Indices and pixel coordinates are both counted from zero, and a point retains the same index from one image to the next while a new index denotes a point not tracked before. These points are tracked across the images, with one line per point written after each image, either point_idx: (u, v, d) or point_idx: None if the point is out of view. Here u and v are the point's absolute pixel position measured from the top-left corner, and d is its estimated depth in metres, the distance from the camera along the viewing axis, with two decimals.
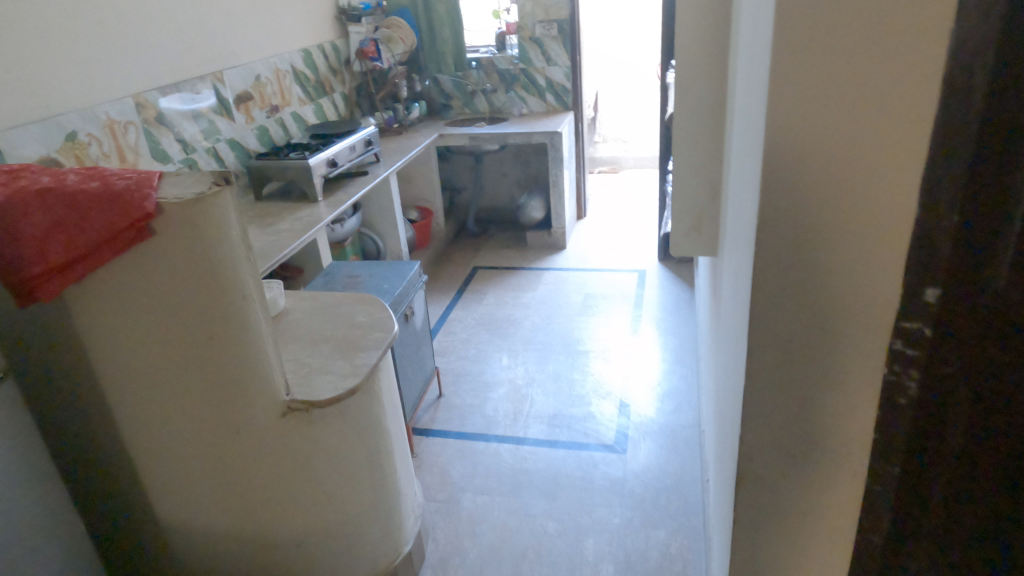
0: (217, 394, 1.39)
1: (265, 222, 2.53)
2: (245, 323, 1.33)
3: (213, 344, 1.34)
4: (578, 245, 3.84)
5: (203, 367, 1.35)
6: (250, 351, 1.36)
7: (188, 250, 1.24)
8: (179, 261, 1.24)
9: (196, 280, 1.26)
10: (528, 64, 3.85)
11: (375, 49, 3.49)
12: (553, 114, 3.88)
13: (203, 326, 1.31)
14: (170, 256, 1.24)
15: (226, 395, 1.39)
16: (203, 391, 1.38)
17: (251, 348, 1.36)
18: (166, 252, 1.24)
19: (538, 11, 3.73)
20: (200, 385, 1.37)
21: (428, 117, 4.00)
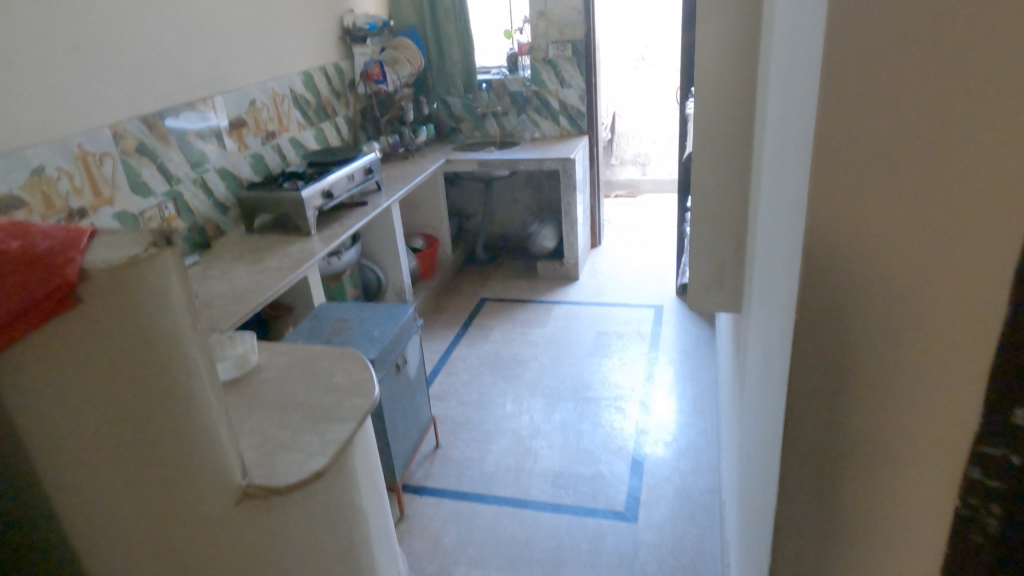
0: (163, 485, 1.17)
1: (252, 258, 2.37)
2: (191, 402, 1.14)
3: (155, 432, 1.13)
4: (592, 276, 3.64)
5: (144, 458, 1.14)
6: (198, 434, 1.17)
7: (117, 324, 1.04)
8: (108, 339, 1.04)
9: (129, 359, 1.06)
10: (540, 87, 3.67)
11: (379, 72, 3.37)
12: (566, 139, 3.69)
13: (141, 412, 1.10)
14: (96, 333, 1.03)
15: (172, 485, 1.18)
16: (141, 482, 1.16)
17: (199, 431, 1.16)
18: (91, 330, 1.03)
19: (551, 32, 3.56)
20: (141, 477, 1.15)
21: (436, 140, 3.84)
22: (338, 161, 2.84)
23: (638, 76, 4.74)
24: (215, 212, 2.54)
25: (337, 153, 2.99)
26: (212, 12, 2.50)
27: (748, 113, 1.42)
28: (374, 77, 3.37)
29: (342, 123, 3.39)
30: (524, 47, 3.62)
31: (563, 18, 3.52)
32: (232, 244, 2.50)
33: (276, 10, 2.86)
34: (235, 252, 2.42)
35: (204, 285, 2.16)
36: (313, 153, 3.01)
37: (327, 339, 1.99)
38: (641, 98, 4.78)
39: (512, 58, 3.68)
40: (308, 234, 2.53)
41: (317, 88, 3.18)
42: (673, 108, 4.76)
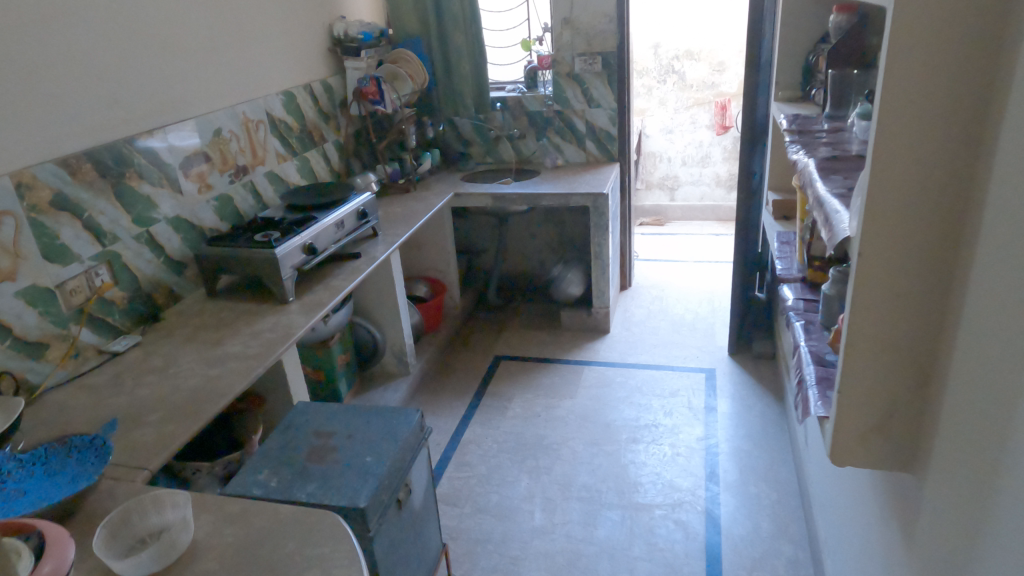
0: None
1: (209, 338, 1.82)
2: None
3: None
4: (625, 329, 3.11)
5: None
6: None
7: None
8: None
9: None
10: (564, 106, 3.15)
11: (375, 89, 2.81)
12: (594, 167, 3.17)
13: None
14: None
15: None
16: None
17: None
18: None
19: (577, 43, 3.03)
20: None
21: (443, 167, 3.31)
22: (325, 201, 2.30)
23: (667, 91, 4.20)
24: (165, 274, 2.00)
25: (324, 191, 2.46)
26: (160, 21, 1.96)
27: (960, 186, 0.89)
28: (370, 95, 2.82)
29: (331, 151, 2.87)
30: (545, 60, 3.08)
31: (592, 27, 2.99)
32: (187, 315, 1.96)
33: (247, 18, 2.33)
34: (189, 328, 1.88)
35: (142, 384, 1.62)
36: (294, 191, 2.48)
37: (302, 468, 1.45)
38: (670, 115, 4.24)
39: (532, 73, 3.15)
40: (285, 301, 1.99)
41: (300, 110, 2.65)
42: (706, 127, 4.22)
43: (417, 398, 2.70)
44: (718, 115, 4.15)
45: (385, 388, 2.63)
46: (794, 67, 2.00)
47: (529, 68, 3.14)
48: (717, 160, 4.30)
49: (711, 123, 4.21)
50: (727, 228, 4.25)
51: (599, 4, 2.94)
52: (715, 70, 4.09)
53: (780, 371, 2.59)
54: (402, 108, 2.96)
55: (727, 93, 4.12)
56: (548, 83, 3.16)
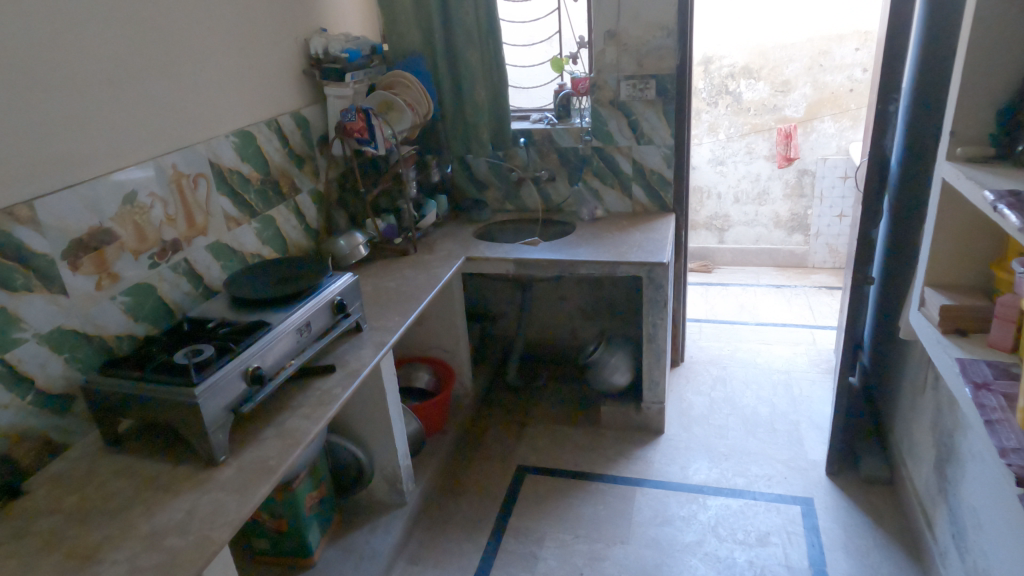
0: None
1: (81, 543, 1.15)
2: None
3: None
4: (683, 427, 2.44)
5: None
6: None
7: None
8: None
9: None
10: (605, 142, 2.49)
11: (362, 125, 2.16)
12: (644, 220, 2.50)
13: None
14: None
15: None
16: None
17: None
18: None
19: (625, 63, 2.36)
20: None
21: (451, 217, 2.64)
22: (288, 295, 1.63)
23: (718, 115, 3.53)
24: (34, 419, 1.34)
25: (290, 275, 1.79)
26: (28, 41, 1.30)
27: None
28: (357, 133, 2.17)
29: (305, 204, 2.21)
30: (582, 83, 2.47)
31: (644, 43, 2.32)
32: (63, 486, 1.29)
33: (178, 34, 1.67)
34: (57, 517, 1.21)
35: None
36: (248, 273, 1.81)
37: None
38: (721, 144, 3.58)
39: (564, 99, 2.53)
40: (213, 463, 1.31)
41: (262, 155, 2.00)
42: (764, 158, 3.55)
43: (415, 538, 2.02)
44: (781, 144, 3.47)
45: (372, 528, 1.95)
46: (982, 111, 1.32)
47: (562, 93, 2.52)
48: (777, 197, 3.63)
49: (770, 152, 3.53)
50: (789, 279, 3.58)
51: (654, 14, 2.27)
52: (778, 91, 3.41)
53: (909, 513, 1.90)
54: (398, 147, 2.30)
55: (791, 118, 3.44)
56: (586, 112, 2.53)
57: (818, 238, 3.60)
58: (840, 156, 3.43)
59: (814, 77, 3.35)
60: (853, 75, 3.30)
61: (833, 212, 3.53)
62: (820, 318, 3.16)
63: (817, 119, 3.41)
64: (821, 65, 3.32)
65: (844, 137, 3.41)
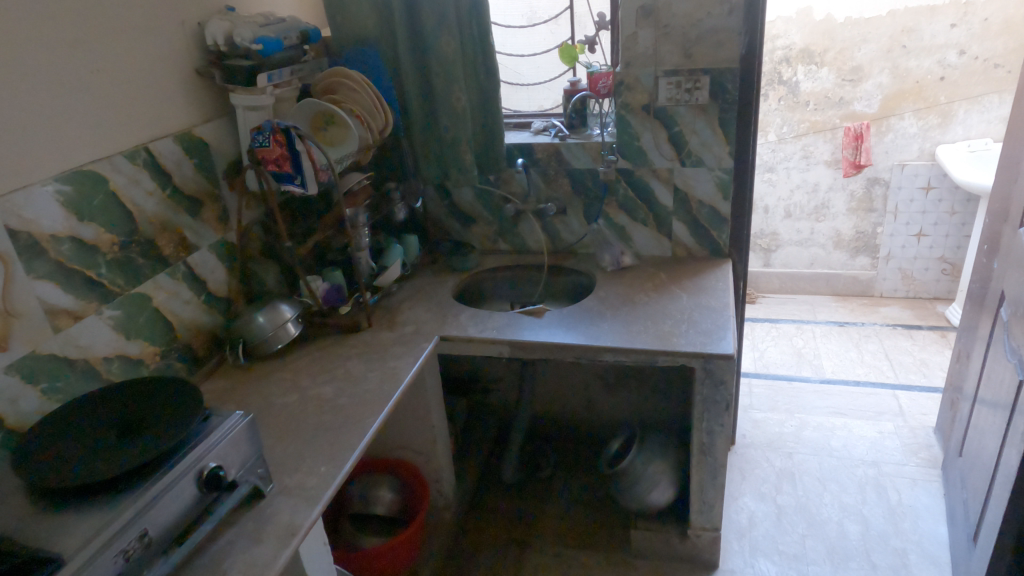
0: None
1: None
2: None
3: None
4: (745, 556, 1.78)
5: None
6: None
7: None
8: None
9: None
10: (635, 162, 1.80)
11: (280, 154, 1.44)
12: (692, 271, 1.80)
13: None
14: None
15: None
16: None
17: None
18: None
19: (666, 52, 1.66)
20: None
21: (425, 263, 1.96)
22: (121, 473, 0.95)
23: (768, 110, 2.82)
24: None
25: (148, 406, 1.10)
26: None
27: None
28: (273, 164, 1.45)
29: (203, 264, 1.53)
30: (602, 82, 1.79)
31: (695, 23, 1.62)
32: None
33: None
34: None
35: None
36: (84, 401, 1.12)
37: None
38: (770, 146, 2.87)
39: (578, 102, 1.85)
40: None
41: (122, 205, 1.31)
42: (825, 163, 2.84)
43: None
44: (848, 147, 2.77)
45: None
46: None
47: (575, 96, 1.83)
48: (838, 212, 2.92)
49: (834, 157, 2.82)
50: (851, 314, 2.92)
51: None
52: (846, 80, 2.68)
53: None
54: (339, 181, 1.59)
55: (861, 114, 2.72)
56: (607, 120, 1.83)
57: (889, 262, 2.95)
58: (924, 162, 2.74)
59: (893, 62, 2.62)
60: (945, 59, 2.57)
61: (909, 230, 2.87)
62: (902, 375, 2.50)
63: (895, 115, 2.69)
64: (904, 46, 2.59)
65: (928, 138, 2.71)
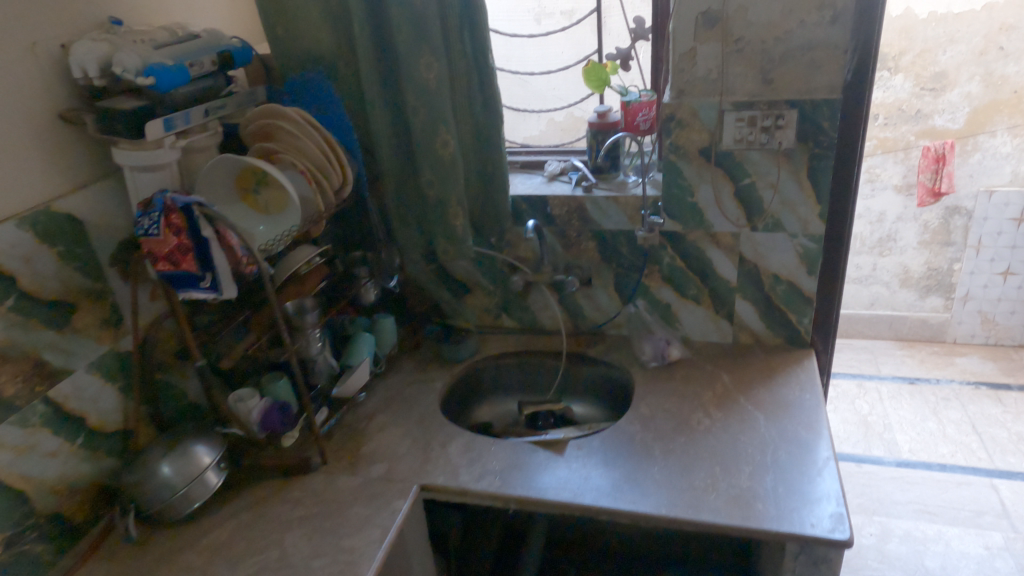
0: None
1: None
2: None
3: None
4: None
5: None
6: None
7: None
8: None
9: None
10: (688, 223, 1.33)
11: (172, 249, 0.97)
12: (764, 373, 1.32)
13: None
14: None
15: None
16: None
17: None
18: None
19: (737, 76, 1.19)
20: None
21: (405, 349, 1.49)
22: None
23: None
24: None
25: None
26: None
27: None
28: (162, 262, 0.98)
29: (78, 395, 1.06)
30: (642, 113, 1.33)
31: (781, 37, 1.14)
32: None
33: None
34: None
35: None
36: None
37: None
38: None
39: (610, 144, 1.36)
40: None
41: None
42: (894, 188, 2.53)
43: None
44: (927, 170, 2.46)
45: None
46: None
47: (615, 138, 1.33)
48: (907, 245, 2.60)
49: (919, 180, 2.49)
50: (921, 367, 2.48)
51: None
52: (927, 89, 2.39)
53: None
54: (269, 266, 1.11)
55: (944, 131, 2.43)
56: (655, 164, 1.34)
57: (966, 304, 2.62)
58: (1015, 187, 2.44)
59: (985, 68, 2.34)
60: None
61: (993, 267, 2.55)
62: (998, 456, 2.03)
63: (985, 132, 2.39)
64: (1000, 47, 2.30)
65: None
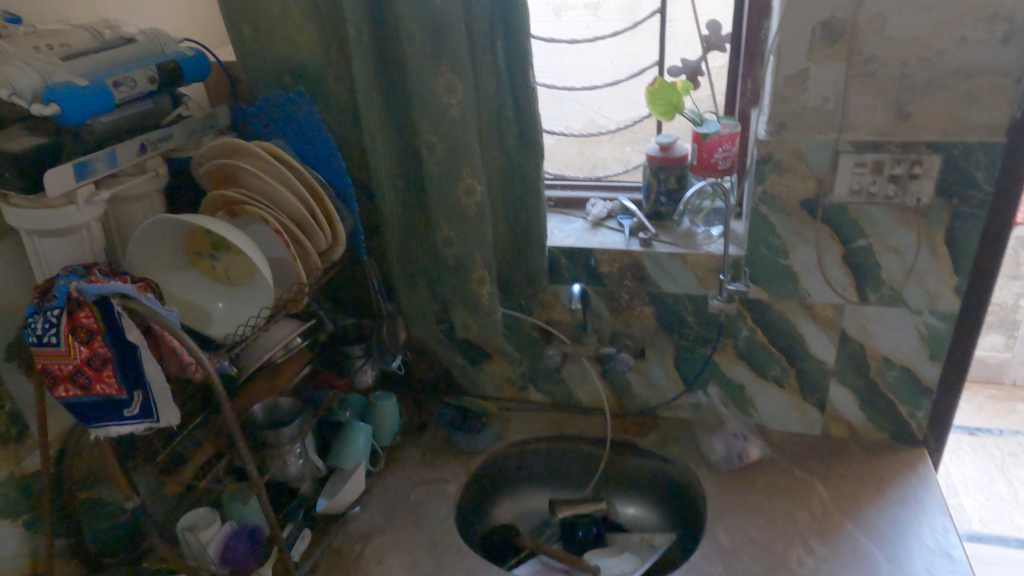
0: None
1: None
2: None
3: None
4: None
5: None
6: None
7: None
8: None
9: None
10: (776, 291, 1.03)
11: (78, 367, 0.65)
12: (870, 487, 1.04)
13: None
14: None
15: None
16: None
17: None
18: None
19: (862, 108, 0.89)
20: None
21: (409, 433, 1.19)
22: None
23: None
24: None
25: None
26: None
27: None
28: (62, 388, 0.65)
29: None
30: (723, 149, 1.02)
31: (929, 57, 0.84)
32: None
33: None
34: None
35: None
36: None
37: None
38: None
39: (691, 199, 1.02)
40: None
41: None
42: None
43: None
44: None
45: None
46: None
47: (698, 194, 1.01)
48: None
49: None
50: (979, 415, 2.24)
51: None
52: None
53: None
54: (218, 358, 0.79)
55: None
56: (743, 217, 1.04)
57: None
58: None
59: None
60: None
61: None
62: None
63: None
64: None
65: None
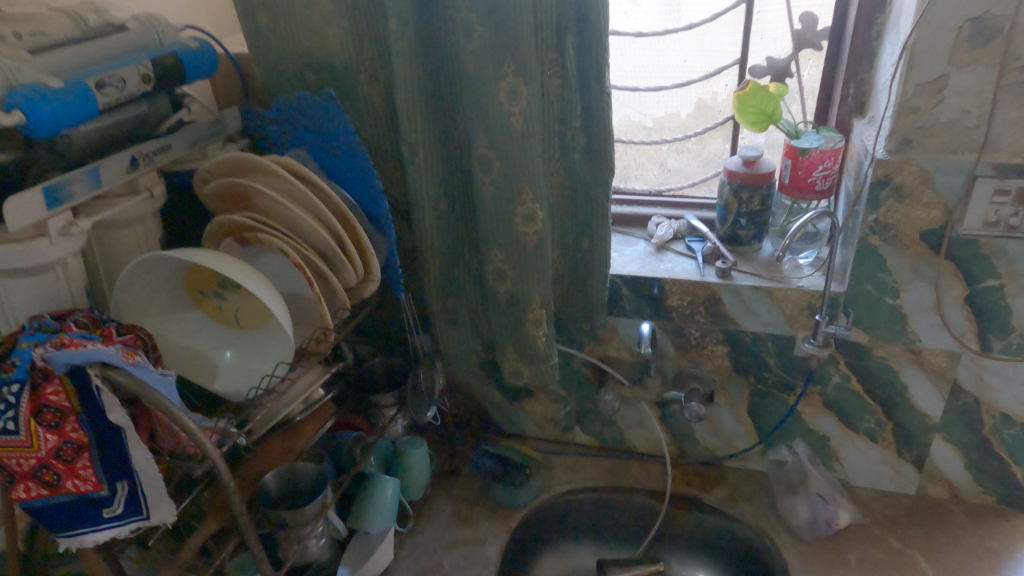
0: None
1: None
2: None
3: None
4: None
5: None
6: None
7: None
8: None
9: None
10: (879, 334, 0.88)
11: (41, 463, 0.49)
12: (982, 566, 0.88)
13: None
14: None
15: None
16: None
17: None
18: None
19: (1009, 123, 0.73)
20: None
21: (441, 482, 1.04)
22: None
23: None
24: None
25: None
26: None
27: None
28: (21, 489, 0.50)
29: None
30: (824, 166, 0.86)
31: None
32: None
33: None
34: None
35: None
36: None
37: None
38: None
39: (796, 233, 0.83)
40: None
41: None
42: None
43: None
44: None
45: None
46: None
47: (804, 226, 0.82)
48: None
49: None
50: None
51: None
52: None
53: None
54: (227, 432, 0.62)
55: None
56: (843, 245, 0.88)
57: None
58: None
59: None
60: None
61: None
62: None
63: None
64: None
65: None
